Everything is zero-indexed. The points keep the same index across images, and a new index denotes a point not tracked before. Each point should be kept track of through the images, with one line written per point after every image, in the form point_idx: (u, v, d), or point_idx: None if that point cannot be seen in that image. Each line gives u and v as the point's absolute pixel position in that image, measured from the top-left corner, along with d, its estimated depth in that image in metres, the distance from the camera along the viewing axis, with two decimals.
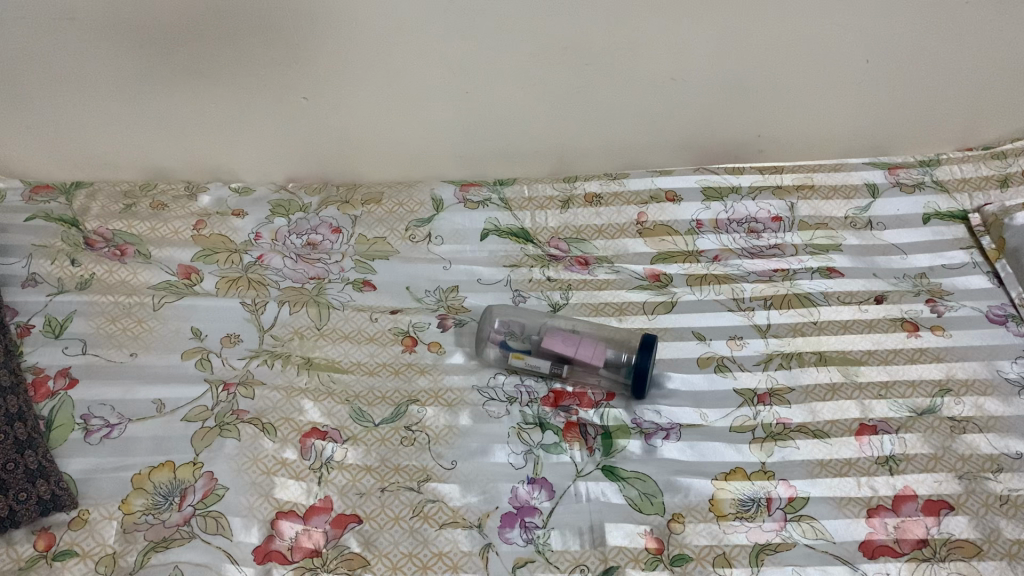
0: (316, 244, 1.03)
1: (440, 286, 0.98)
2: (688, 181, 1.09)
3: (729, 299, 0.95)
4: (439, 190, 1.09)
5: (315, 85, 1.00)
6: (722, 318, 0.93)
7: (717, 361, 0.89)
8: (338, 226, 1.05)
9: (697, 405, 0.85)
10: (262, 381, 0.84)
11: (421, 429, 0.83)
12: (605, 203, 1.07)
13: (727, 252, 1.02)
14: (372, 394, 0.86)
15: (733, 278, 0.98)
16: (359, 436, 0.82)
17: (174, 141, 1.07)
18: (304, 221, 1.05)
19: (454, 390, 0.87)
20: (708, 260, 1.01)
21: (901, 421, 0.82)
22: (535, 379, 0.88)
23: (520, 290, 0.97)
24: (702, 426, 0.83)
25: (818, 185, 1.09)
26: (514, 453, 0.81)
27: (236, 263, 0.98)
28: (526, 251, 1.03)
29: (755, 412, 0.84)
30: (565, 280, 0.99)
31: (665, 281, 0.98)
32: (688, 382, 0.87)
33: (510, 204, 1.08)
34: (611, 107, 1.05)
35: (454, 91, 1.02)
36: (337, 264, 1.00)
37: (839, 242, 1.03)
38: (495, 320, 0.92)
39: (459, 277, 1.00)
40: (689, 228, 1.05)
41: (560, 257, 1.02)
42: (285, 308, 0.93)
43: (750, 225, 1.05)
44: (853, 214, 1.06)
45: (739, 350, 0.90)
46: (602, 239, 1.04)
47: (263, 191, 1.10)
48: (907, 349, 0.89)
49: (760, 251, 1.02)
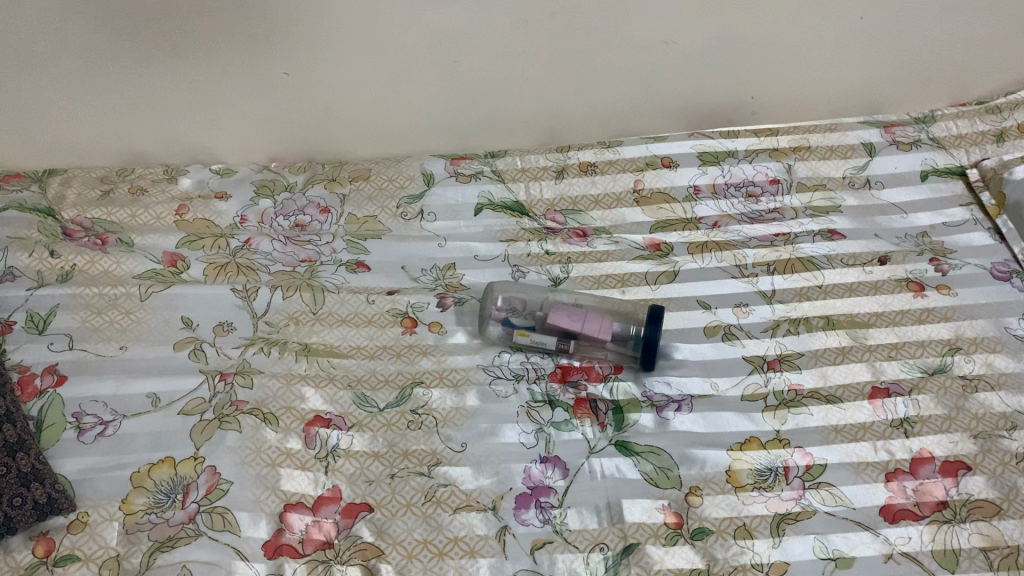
0: (305, 225, 0.98)
1: (436, 264, 0.95)
2: (684, 147, 1.05)
3: (731, 266, 0.93)
4: (429, 164, 1.04)
5: (297, 59, 0.97)
6: (726, 285, 0.91)
7: (724, 329, 0.87)
8: (326, 205, 1.00)
9: (707, 374, 0.83)
10: (259, 369, 0.82)
11: (428, 412, 0.80)
12: (601, 171, 1.03)
13: (726, 218, 0.99)
14: (374, 378, 0.83)
15: (735, 243, 0.96)
16: (364, 422, 0.80)
17: (151, 124, 1.03)
18: (290, 201, 1.00)
19: (459, 369, 0.84)
20: (708, 226, 0.98)
21: (913, 382, 0.82)
22: (540, 355, 0.86)
23: (518, 265, 0.94)
24: (713, 396, 0.82)
25: (814, 146, 1.05)
26: (524, 432, 0.79)
27: (223, 248, 0.94)
28: (522, 225, 0.99)
29: (766, 379, 0.83)
30: (564, 253, 0.96)
31: (665, 251, 0.96)
32: (697, 352, 0.85)
33: (502, 175, 1.03)
34: (603, 72, 1.02)
35: (442, 61, 0.98)
36: (328, 245, 0.96)
37: (839, 204, 1.00)
38: (496, 297, 0.89)
39: (456, 253, 0.96)
40: (686, 194, 1.01)
41: (557, 229, 0.99)
42: (278, 293, 0.89)
43: (748, 189, 1.02)
44: (851, 173, 1.03)
45: (746, 317, 0.88)
46: (599, 210, 1.01)
47: (245, 171, 1.04)
48: (914, 309, 0.88)
49: (759, 215, 0.99)
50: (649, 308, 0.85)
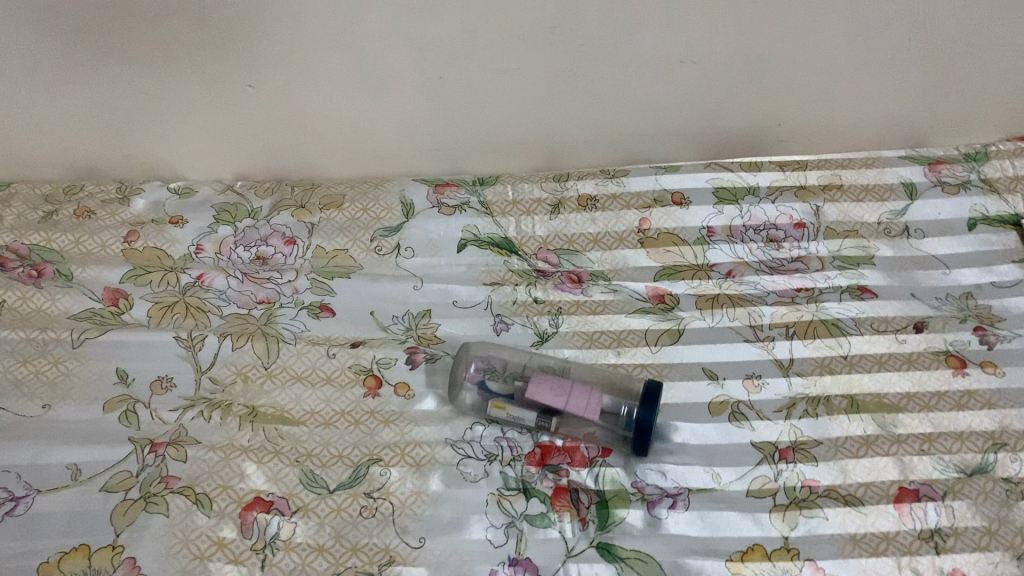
0: (266, 258, 0.87)
1: (410, 310, 0.84)
2: (698, 180, 0.93)
3: (745, 326, 0.82)
4: (410, 191, 0.93)
5: (262, 70, 0.85)
6: (738, 351, 0.80)
7: (732, 406, 0.76)
8: (291, 236, 0.89)
9: (708, 462, 0.72)
10: (197, 439, 0.72)
11: (384, 496, 0.70)
12: (602, 207, 0.92)
13: (742, 266, 0.87)
14: (327, 452, 0.73)
15: (750, 299, 0.84)
16: (311, 506, 0.69)
17: (104, 135, 0.92)
18: (252, 229, 0.89)
19: (424, 444, 0.74)
20: (721, 275, 0.86)
21: (948, 484, 0.70)
22: (518, 431, 0.75)
23: (503, 315, 0.83)
24: (715, 490, 0.71)
25: (847, 184, 0.93)
26: (493, 527, 0.68)
27: (172, 284, 0.84)
28: (510, 266, 0.88)
29: (777, 472, 0.72)
30: (555, 302, 0.85)
31: (670, 303, 0.84)
32: (699, 434, 0.74)
33: (491, 207, 0.92)
34: (609, 94, 0.90)
35: (425, 78, 0.87)
36: (290, 284, 0.85)
37: (872, 254, 0.88)
38: (471, 361, 0.78)
39: (432, 297, 0.85)
40: (698, 236, 0.89)
41: (549, 272, 0.87)
42: (227, 342, 0.79)
43: (769, 233, 0.90)
44: (888, 218, 0.90)
45: (758, 392, 0.77)
46: (597, 251, 0.89)
47: (206, 192, 0.94)
48: (953, 391, 0.76)
49: (780, 265, 0.87)
50: (646, 383, 0.74)
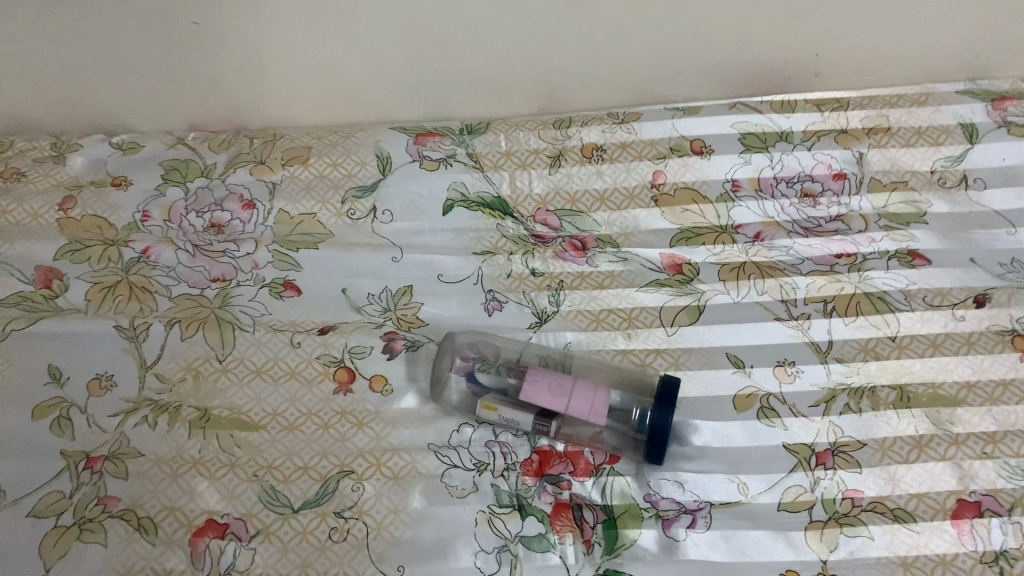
0: (222, 226, 0.76)
1: (387, 286, 0.73)
2: (720, 126, 0.79)
3: (776, 302, 0.70)
4: (387, 142, 0.80)
5: (207, 4, 0.72)
6: (767, 332, 0.68)
7: (760, 401, 0.65)
8: (250, 198, 0.77)
9: (733, 470, 0.62)
10: (139, 451, 0.62)
11: (357, 516, 0.60)
12: (610, 158, 0.79)
13: (774, 227, 0.75)
14: (291, 462, 0.63)
15: (783, 268, 0.72)
16: (272, 528, 0.59)
17: (32, 83, 0.80)
18: (206, 191, 0.78)
19: (403, 451, 0.63)
20: (748, 239, 0.74)
21: (1015, 495, 0.60)
22: (512, 434, 0.65)
23: (494, 291, 0.72)
24: (740, 505, 0.61)
25: (895, 128, 0.79)
26: (482, 552, 0.58)
27: (114, 260, 0.73)
28: (504, 231, 0.76)
29: (813, 482, 0.62)
30: (555, 274, 0.73)
31: (689, 274, 0.72)
32: (722, 435, 0.64)
33: (481, 160, 0.80)
34: (618, 28, 0.75)
35: (399, 12, 0.73)
36: (249, 258, 0.74)
37: (924, 211, 0.75)
38: (456, 355, 0.68)
39: (413, 270, 0.73)
40: (722, 191, 0.77)
41: (548, 238, 0.76)
42: (175, 331, 0.68)
43: (804, 185, 0.77)
44: (942, 166, 0.78)
45: (790, 383, 0.66)
46: (604, 211, 0.77)
47: (154, 147, 0.82)
48: (1021, 380, 0.65)
49: (817, 225, 0.75)
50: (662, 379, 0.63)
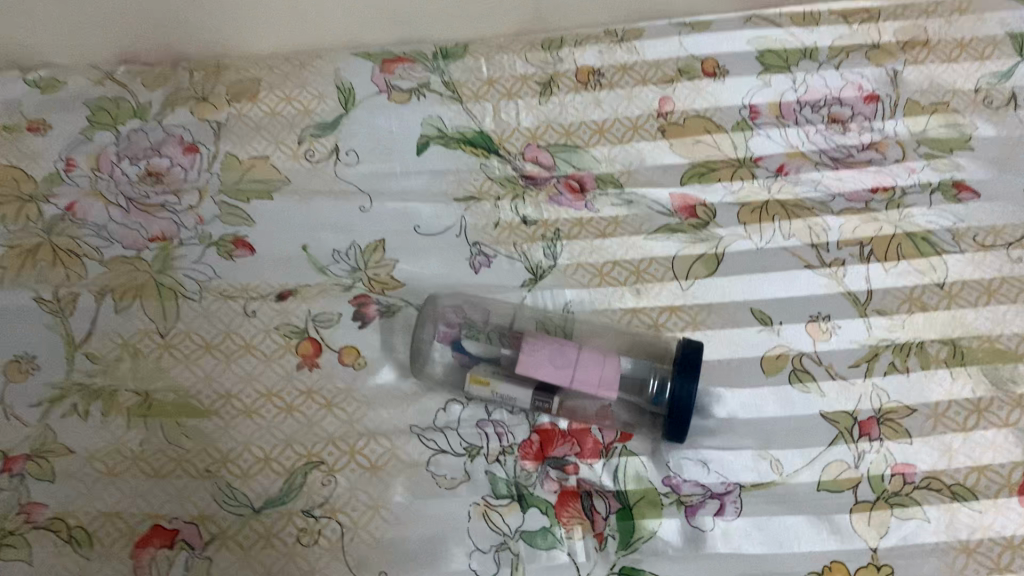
0: (160, 174, 0.65)
1: (355, 242, 0.62)
2: (735, 44, 0.70)
3: (806, 247, 0.61)
4: (349, 71, 0.70)
5: None
6: (797, 283, 0.59)
7: (792, 364, 0.57)
8: (192, 141, 0.66)
9: (764, 445, 0.54)
10: (69, 447, 0.53)
11: (331, 515, 0.51)
12: (608, 84, 0.69)
13: (799, 159, 0.65)
14: (249, 455, 0.53)
15: (811, 207, 0.63)
16: (230, 533, 0.51)
17: None
18: (140, 134, 0.67)
19: (381, 437, 0.54)
20: (769, 173, 0.65)
21: None
22: (507, 412, 0.55)
23: (481, 244, 0.62)
24: (774, 487, 0.53)
25: (934, 40, 0.70)
26: (476, 552, 0.50)
27: (33, 220, 0.62)
28: (489, 172, 0.66)
29: (858, 457, 0.54)
30: (550, 222, 0.63)
31: (703, 218, 0.62)
32: (750, 404, 0.55)
33: (459, 89, 0.69)
34: None
35: None
36: (192, 212, 0.63)
37: (968, 135, 0.66)
38: (440, 321, 0.59)
39: (385, 221, 0.63)
40: (739, 118, 0.67)
41: (539, 180, 0.66)
42: (108, 302, 0.58)
43: (832, 110, 0.67)
44: (988, 83, 0.67)
45: (825, 340, 0.57)
46: (604, 146, 0.67)
47: (76, 83, 0.69)
48: None
49: (847, 155, 0.65)
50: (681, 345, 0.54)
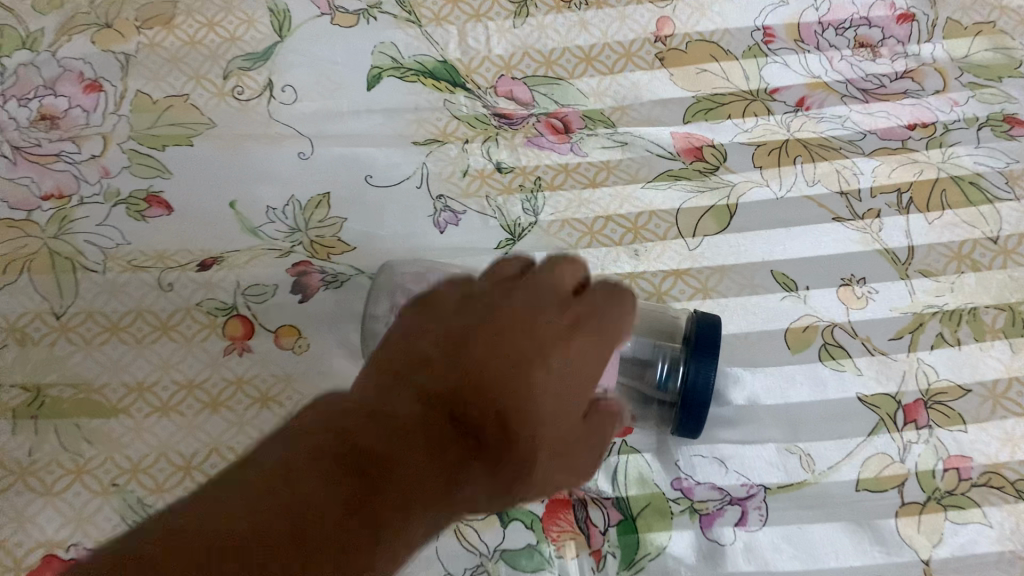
0: (56, 117, 0.52)
1: (295, 196, 0.52)
2: None
3: (832, 195, 0.51)
4: None
5: None
6: (825, 240, 0.50)
7: (822, 336, 0.47)
8: (94, 78, 0.54)
9: (791, 438, 0.45)
10: None
11: None
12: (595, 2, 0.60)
13: (821, 90, 0.56)
14: (165, 463, 0.41)
15: (838, 145, 0.53)
16: None
17: None
18: (26, 69, 0.53)
19: None
20: (787, 106, 0.55)
21: None
22: None
23: (447, 198, 0.53)
24: (805, 488, 0.44)
25: None
26: None
27: None
28: (456, 110, 0.56)
29: (903, 450, 0.44)
30: (529, 168, 0.54)
31: (711, 160, 0.53)
32: (773, 388, 0.46)
33: (416, 7, 0.59)
34: None
35: None
36: (97, 164, 0.51)
37: (1018, 59, 0.56)
38: (391, 291, 0.48)
39: (331, 172, 0.53)
40: (750, 45, 0.58)
41: (517, 118, 0.56)
42: None
43: (858, 34, 0.58)
44: None
45: (861, 308, 0.48)
46: (590, 79, 0.58)
47: None
48: None
49: (877, 85, 0.56)
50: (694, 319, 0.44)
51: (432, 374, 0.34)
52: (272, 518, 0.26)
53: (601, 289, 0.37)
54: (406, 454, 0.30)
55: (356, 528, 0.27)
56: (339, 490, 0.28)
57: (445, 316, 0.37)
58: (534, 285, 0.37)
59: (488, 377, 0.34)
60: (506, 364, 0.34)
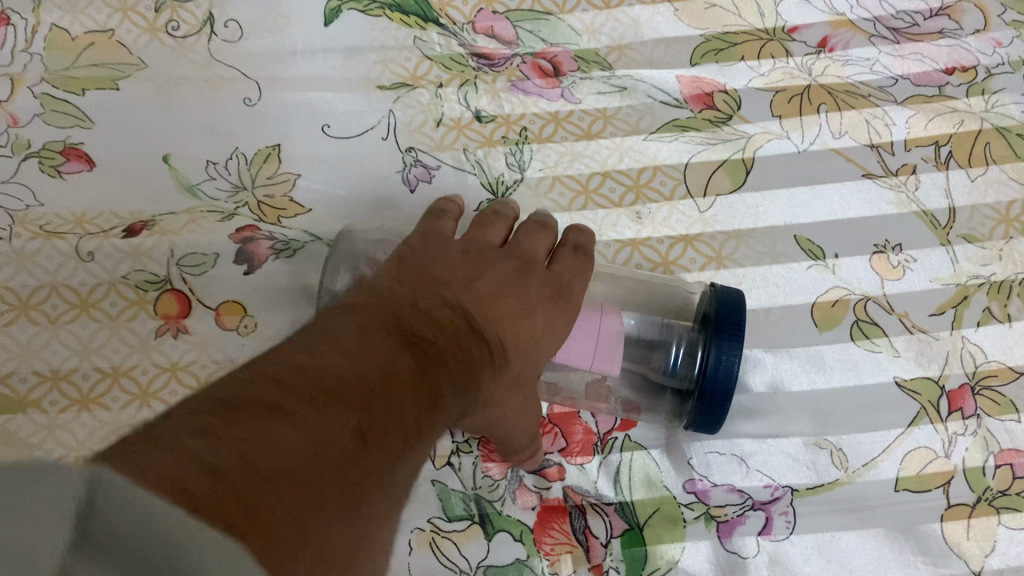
0: None
1: (240, 149, 0.45)
2: None
3: (860, 149, 0.45)
4: None
5: None
6: (849, 201, 0.44)
7: (854, 310, 0.41)
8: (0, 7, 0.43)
9: (820, 430, 0.39)
10: None
11: None
12: None
13: (847, 29, 0.49)
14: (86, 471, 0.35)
15: (867, 93, 0.47)
16: None
17: None
18: None
19: None
20: (809, 47, 0.48)
21: None
22: None
23: (418, 151, 0.46)
24: (837, 489, 0.38)
25: None
26: None
27: None
28: (428, 50, 0.48)
29: (949, 443, 0.38)
30: (514, 117, 0.47)
31: (723, 109, 0.46)
32: (798, 371, 0.40)
33: None
34: None
35: None
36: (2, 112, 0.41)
37: None
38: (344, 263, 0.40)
39: (284, 122, 0.46)
40: None
41: (499, 59, 0.48)
42: None
43: None
44: None
45: (897, 278, 0.42)
46: (583, 12, 0.49)
47: None
48: None
49: (910, 24, 0.49)
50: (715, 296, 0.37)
51: (444, 287, 0.31)
52: (333, 367, 0.22)
53: (572, 259, 0.37)
54: (445, 341, 0.27)
55: (414, 384, 0.24)
56: (393, 356, 0.24)
57: (447, 249, 0.35)
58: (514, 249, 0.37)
59: (492, 299, 0.32)
60: (508, 292, 0.33)
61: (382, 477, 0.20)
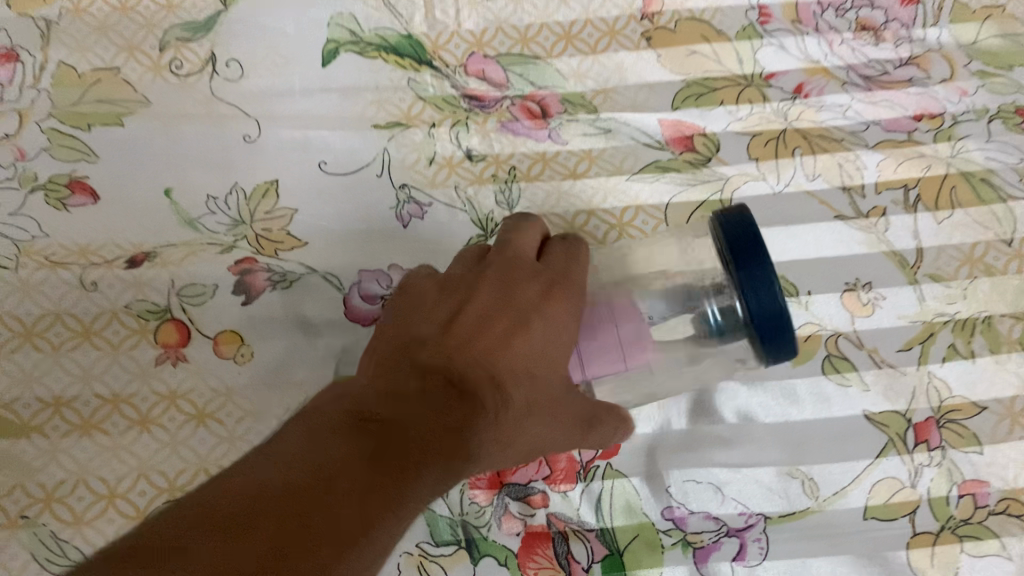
0: None
1: (238, 184, 0.46)
2: None
3: (835, 192, 0.47)
4: None
5: None
6: (823, 242, 0.46)
7: (824, 347, 0.43)
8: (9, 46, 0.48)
9: (793, 460, 0.40)
10: None
11: None
12: None
13: (821, 76, 0.51)
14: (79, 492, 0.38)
15: (840, 137, 0.49)
16: None
17: None
18: None
19: None
20: (785, 94, 0.50)
21: None
22: None
23: (411, 188, 0.48)
24: (809, 516, 0.39)
25: None
26: None
27: None
28: (421, 90, 0.50)
29: (914, 473, 0.40)
30: (503, 157, 0.49)
31: (702, 151, 0.49)
32: (773, 403, 0.42)
33: None
34: None
35: None
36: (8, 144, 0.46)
37: None
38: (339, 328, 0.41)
39: (282, 160, 0.47)
40: (745, 23, 0.52)
41: (489, 101, 0.50)
42: None
43: (861, 15, 0.52)
44: None
45: (867, 316, 0.44)
46: (570, 57, 0.51)
47: None
48: None
49: (880, 73, 0.51)
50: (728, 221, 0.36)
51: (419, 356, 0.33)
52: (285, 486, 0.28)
53: (563, 250, 0.38)
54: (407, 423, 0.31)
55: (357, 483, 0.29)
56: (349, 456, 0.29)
57: (427, 289, 0.37)
58: (500, 256, 0.37)
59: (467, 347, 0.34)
60: (491, 323, 0.34)
61: (330, 571, 0.26)
